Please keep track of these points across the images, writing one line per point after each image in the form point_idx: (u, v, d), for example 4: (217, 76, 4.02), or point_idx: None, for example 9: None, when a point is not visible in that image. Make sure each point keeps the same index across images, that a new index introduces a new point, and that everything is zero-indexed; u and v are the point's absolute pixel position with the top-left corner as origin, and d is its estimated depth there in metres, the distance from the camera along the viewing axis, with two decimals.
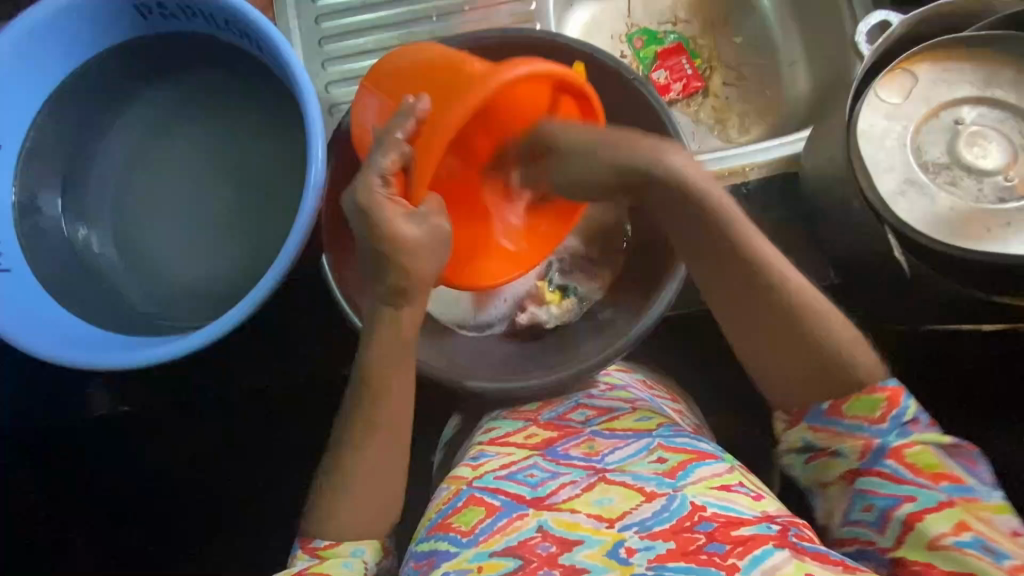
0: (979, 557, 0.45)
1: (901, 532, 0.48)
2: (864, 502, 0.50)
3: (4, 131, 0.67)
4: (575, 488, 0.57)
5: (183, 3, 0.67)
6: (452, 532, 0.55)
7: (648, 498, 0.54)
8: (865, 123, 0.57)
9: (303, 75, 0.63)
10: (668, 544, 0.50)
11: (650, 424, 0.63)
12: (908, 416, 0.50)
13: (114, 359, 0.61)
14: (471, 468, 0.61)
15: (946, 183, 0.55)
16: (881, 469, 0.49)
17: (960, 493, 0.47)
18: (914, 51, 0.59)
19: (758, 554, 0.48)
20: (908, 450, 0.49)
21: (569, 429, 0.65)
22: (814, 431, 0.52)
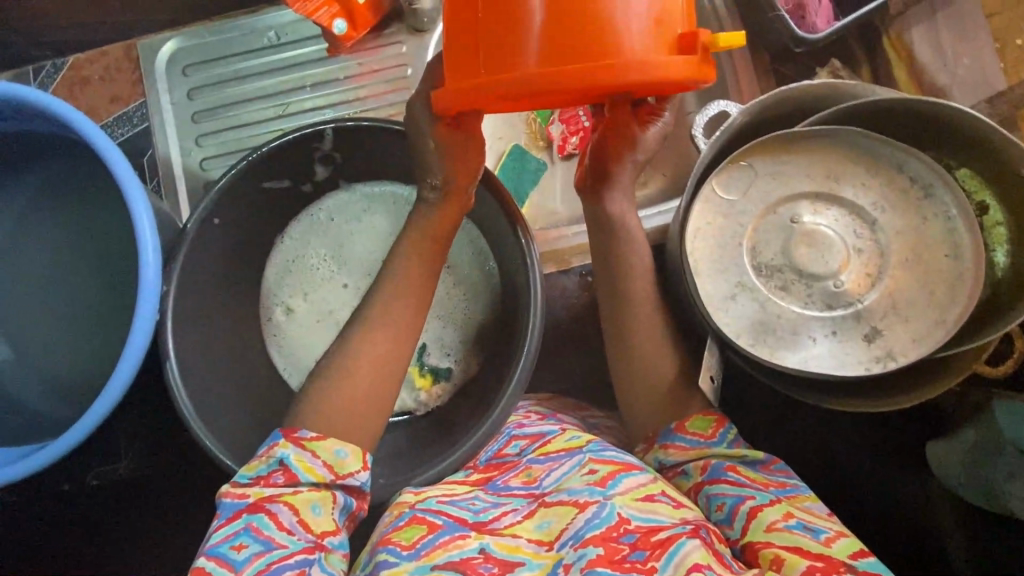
0: (805, 535, 0.48)
1: (746, 522, 0.50)
2: (716, 502, 0.52)
3: None
4: (514, 514, 0.52)
5: (8, 108, 0.61)
6: (393, 544, 0.49)
7: (581, 509, 0.50)
8: (700, 222, 0.56)
9: (135, 187, 0.59)
10: (598, 549, 0.46)
11: (580, 441, 0.59)
12: (734, 438, 0.57)
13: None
14: (412, 495, 0.57)
15: (776, 288, 0.54)
16: (726, 477, 0.53)
17: (784, 493, 0.52)
18: (754, 143, 0.56)
19: (673, 549, 0.46)
20: (739, 464, 0.55)
21: (507, 463, 0.61)
22: (666, 449, 0.57)
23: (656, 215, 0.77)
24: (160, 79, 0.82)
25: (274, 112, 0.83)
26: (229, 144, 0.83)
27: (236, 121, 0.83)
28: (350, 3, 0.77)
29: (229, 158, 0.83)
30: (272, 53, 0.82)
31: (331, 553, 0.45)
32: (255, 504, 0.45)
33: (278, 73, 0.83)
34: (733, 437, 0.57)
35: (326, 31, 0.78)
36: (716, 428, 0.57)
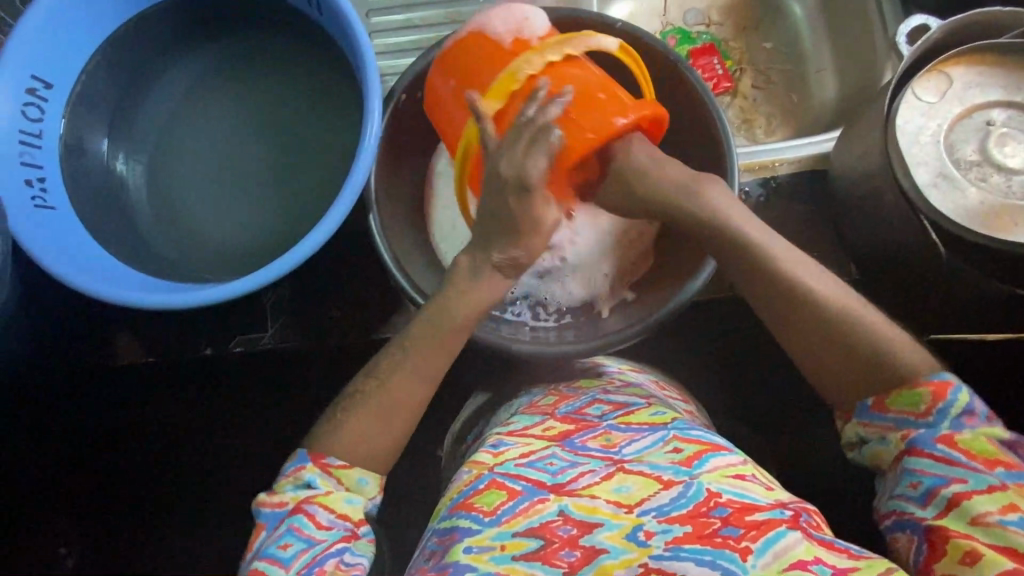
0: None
1: (941, 508, 0.43)
2: (910, 477, 0.46)
3: (57, 71, 0.67)
4: (593, 476, 0.54)
5: None
6: (474, 510, 0.52)
7: (665, 485, 0.51)
8: (902, 119, 0.61)
9: (368, 46, 0.66)
10: (685, 527, 0.48)
11: (665, 418, 0.60)
12: (957, 409, 0.46)
13: (130, 299, 0.61)
14: (491, 455, 0.58)
15: (977, 179, 0.59)
16: (932, 451, 0.45)
17: (1015, 479, 0.43)
18: (949, 54, 0.62)
19: (771, 536, 0.47)
20: (956, 437, 0.45)
21: (586, 422, 0.62)
22: (864, 427, 0.50)
23: (809, 145, 0.78)
24: None
25: (444, 17, 0.86)
26: (401, 43, 0.87)
27: (407, 23, 0.87)
28: None
29: (398, 57, 0.88)
30: None
31: (360, 541, 0.49)
32: (294, 506, 0.48)
33: None
34: (960, 411, 0.46)
35: None
36: (929, 400, 0.47)
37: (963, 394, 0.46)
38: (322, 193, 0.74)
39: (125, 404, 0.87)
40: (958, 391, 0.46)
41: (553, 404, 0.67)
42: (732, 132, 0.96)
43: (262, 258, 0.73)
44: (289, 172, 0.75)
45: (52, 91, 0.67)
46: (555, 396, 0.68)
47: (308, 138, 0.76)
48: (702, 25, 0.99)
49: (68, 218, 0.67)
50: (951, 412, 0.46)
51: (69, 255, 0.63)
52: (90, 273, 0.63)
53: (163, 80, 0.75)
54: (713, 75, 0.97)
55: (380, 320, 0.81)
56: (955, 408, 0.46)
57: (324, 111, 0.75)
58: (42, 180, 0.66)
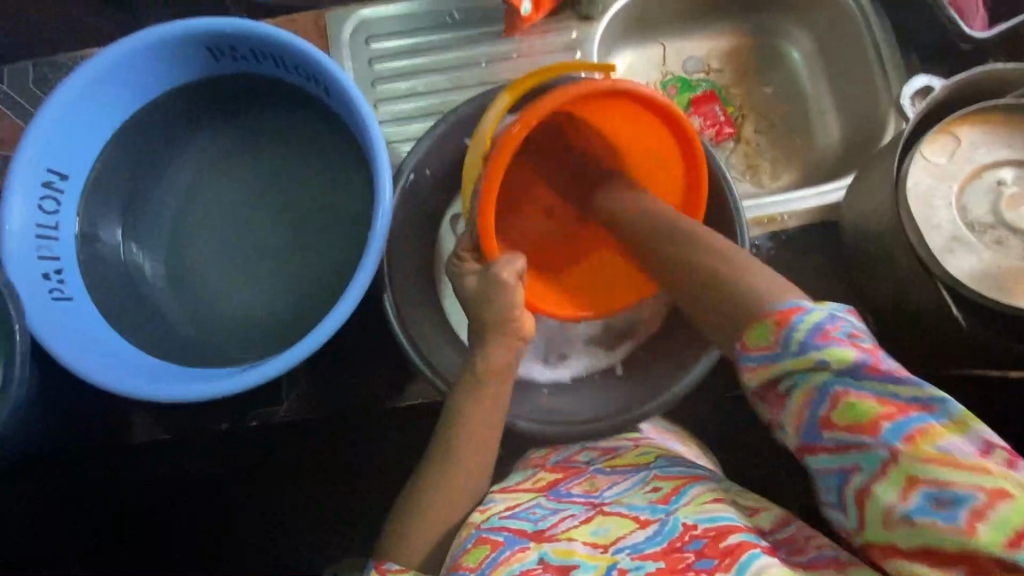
0: (935, 523, 0.38)
1: (858, 512, 0.42)
2: (821, 483, 0.45)
3: (71, 164, 0.69)
4: (572, 520, 0.55)
5: (255, 48, 0.69)
6: (462, 569, 0.53)
7: (642, 525, 0.53)
8: (912, 181, 0.60)
9: (376, 129, 0.67)
10: (658, 563, 0.48)
11: (648, 457, 0.62)
12: (806, 331, 0.43)
13: (146, 392, 0.62)
14: (479, 512, 0.59)
15: (992, 242, 0.58)
16: (819, 445, 0.43)
17: (901, 435, 0.40)
18: (956, 115, 0.62)
19: (744, 560, 0.45)
20: (832, 416, 0.42)
21: (573, 468, 0.64)
22: (750, 373, 0.46)
23: (817, 196, 0.78)
24: (345, 45, 0.88)
25: (446, 82, 0.89)
26: (405, 110, 0.89)
27: (410, 90, 0.89)
28: None
29: (403, 123, 0.89)
30: (447, 34, 0.89)
31: None
32: None
33: (452, 48, 0.89)
34: (806, 333, 0.43)
35: (511, 7, 0.84)
36: (776, 330, 0.44)
37: (810, 316, 0.43)
38: (336, 269, 0.75)
39: (146, 482, 0.87)
40: (805, 314, 0.43)
41: (545, 454, 0.69)
42: (738, 178, 0.96)
43: (276, 335, 0.74)
44: (301, 248, 0.76)
45: (67, 182, 0.69)
46: (547, 448, 0.70)
47: (320, 214, 0.77)
48: (701, 73, 0.99)
49: (86, 307, 0.68)
50: (800, 336, 0.43)
51: (86, 346, 0.64)
52: (107, 365, 0.64)
53: (175, 161, 0.77)
54: (715, 122, 0.97)
55: (396, 387, 0.81)
56: (798, 334, 0.43)
57: (336, 187, 0.77)
58: (59, 271, 0.68)
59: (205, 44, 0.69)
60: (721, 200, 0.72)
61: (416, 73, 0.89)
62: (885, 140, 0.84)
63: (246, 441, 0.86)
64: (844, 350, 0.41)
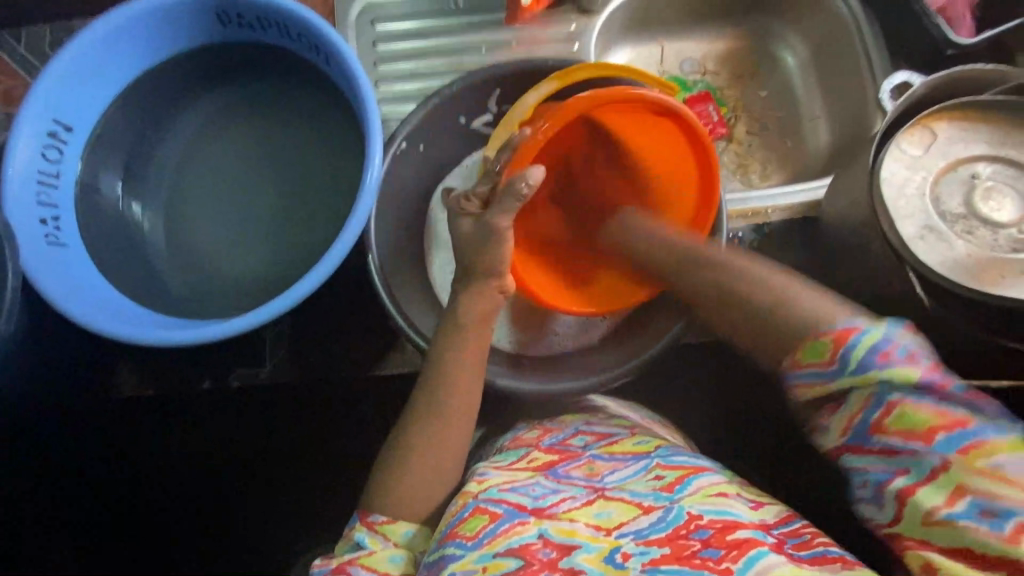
0: (976, 528, 0.41)
1: (896, 508, 0.45)
2: (859, 478, 0.46)
3: (77, 114, 0.71)
4: (573, 501, 0.57)
5: (261, 15, 0.71)
6: (458, 537, 0.53)
7: (645, 511, 0.55)
8: (887, 170, 0.62)
9: (370, 98, 0.69)
10: (664, 549, 0.50)
11: (649, 446, 0.64)
12: (864, 351, 0.44)
13: (128, 335, 0.63)
14: (476, 483, 0.60)
15: (963, 232, 0.59)
16: (868, 445, 0.45)
17: (955, 447, 0.42)
18: (933, 110, 0.64)
19: (751, 556, 0.48)
20: (884, 421, 0.44)
21: (570, 452, 0.65)
22: (797, 388, 0.49)
23: (800, 192, 0.80)
24: (351, 25, 0.91)
25: (446, 65, 0.92)
26: (405, 90, 0.91)
27: (412, 71, 0.92)
28: None
29: (404, 104, 0.92)
30: (449, 19, 0.92)
31: None
32: (338, 568, 0.55)
33: (454, 33, 0.92)
34: (865, 353, 0.44)
35: None
36: (833, 348, 0.46)
37: (870, 333, 0.45)
38: (326, 235, 0.77)
39: (129, 441, 0.88)
40: (862, 333, 0.45)
41: (537, 436, 0.70)
42: (728, 176, 0.98)
43: (262, 295, 0.75)
44: (293, 213, 0.78)
45: (72, 134, 0.71)
46: (538, 429, 0.70)
47: (314, 181, 0.79)
48: (697, 73, 1.02)
49: (79, 254, 0.70)
50: (859, 356, 0.45)
51: (75, 290, 0.66)
52: (95, 309, 0.65)
53: (178, 123, 0.79)
54: (708, 122, 0.99)
55: (378, 356, 0.83)
56: (859, 354, 0.45)
57: (331, 156, 0.79)
58: (56, 218, 0.69)
59: (213, 10, 0.72)
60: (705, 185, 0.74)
61: (418, 56, 0.92)
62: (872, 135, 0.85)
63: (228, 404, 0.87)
64: (909, 367, 0.43)
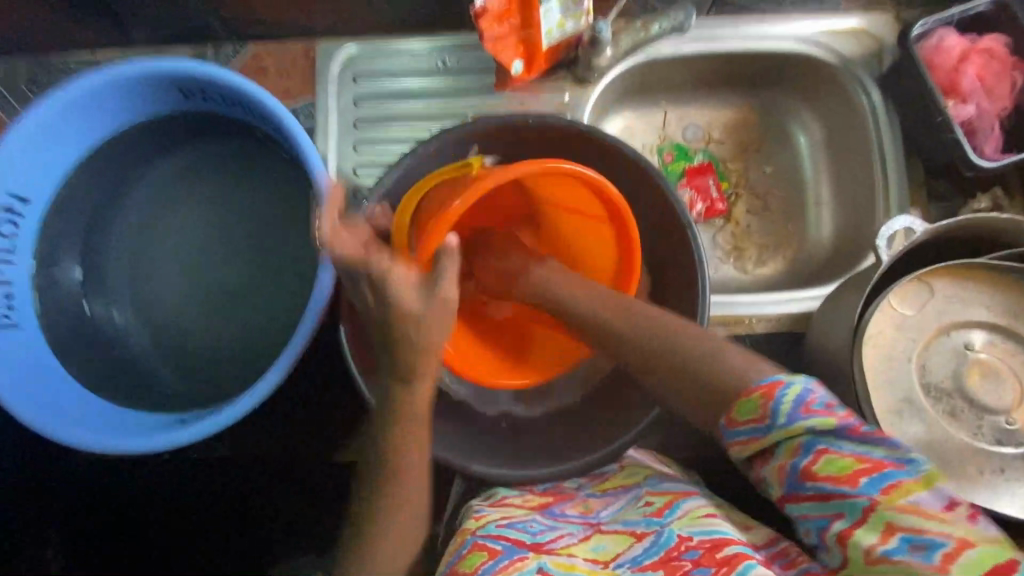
0: (911, 563, 0.41)
1: (841, 551, 0.44)
2: (802, 526, 0.46)
3: (35, 189, 0.69)
4: (571, 537, 0.61)
5: (226, 94, 0.67)
6: (461, 575, 0.56)
7: (638, 537, 0.59)
8: (875, 328, 0.57)
9: (327, 191, 0.64)
10: (658, 571, 0.54)
11: (637, 477, 0.68)
12: (790, 404, 0.44)
13: (72, 437, 0.62)
14: (474, 520, 0.63)
15: (946, 413, 0.55)
16: (803, 493, 0.45)
17: (879, 486, 0.42)
18: (935, 265, 0.58)
19: (743, 570, 0.50)
20: (817, 470, 0.44)
21: (564, 494, 0.68)
22: (730, 445, 0.47)
23: (788, 303, 0.76)
24: (332, 81, 0.86)
25: (428, 130, 0.87)
26: (384, 155, 0.86)
27: (393, 134, 0.87)
28: (534, 47, 0.79)
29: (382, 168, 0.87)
30: (435, 81, 0.86)
31: None
32: None
33: (439, 95, 0.86)
34: (788, 407, 0.44)
35: (502, 65, 0.81)
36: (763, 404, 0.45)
37: (793, 387, 0.44)
38: (291, 320, 0.75)
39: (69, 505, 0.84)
40: (786, 387, 0.45)
41: None
42: (721, 260, 0.92)
43: (222, 380, 0.75)
44: (255, 293, 0.76)
45: (28, 206, 0.69)
46: None
47: (279, 262, 0.76)
48: (701, 143, 0.94)
49: (33, 336, 0.69)
50: (784, 410, 0.44)
51: (23, 379, 0.65)
52: (40, 402, 0.64)
53: (142, 192, 0.77)
54: (706, 198, 0.92)
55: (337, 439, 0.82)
56: (784, 407, 0.44)
57: (298, 238, 0.76)
58: (10, 296, 0.68)
59: (177, 85, 0.67)
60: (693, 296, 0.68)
61: (399, 117, 0.87)
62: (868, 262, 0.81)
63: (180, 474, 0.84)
64: (828, 416, 0.43)
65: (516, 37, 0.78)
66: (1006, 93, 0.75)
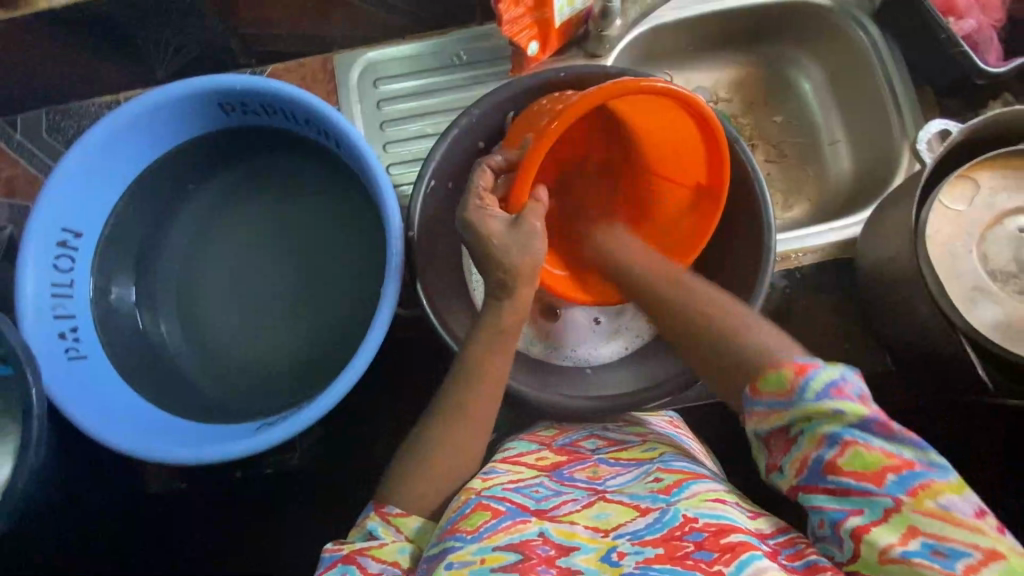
0: (929, 567, 0.40)
1: (853, 547, 0.43)
2: (817, 519, 0.45)
3: (87, 220, 0.69)
4: (574, 504, 0.54)
5: (266, 103, 0.69)
6: (458, 530, 0.49)
7: (642, 512, 0.51)
8: (932, 227, 0.60)
9: (383, 178, 0.66)
10: (657, 549, 0.46)
11: (653, 452, 0.60)
12: (827, 382, 0.44)
13: (161, 453, 0.62)
14: (480, 480, 0.56)
15: (1014, 292, 0.58)
16: (822, 486, 0.44)
17: (904, 488, 0.42)
18: (977, 160, 0.61)
19: (743, 558, 0.44)
20: (839, 461, 0.43)
21: (579, 454, 0.63)
22: (753, 418, 0.48)
23: (827, 232, 0.77)
24: (353, 89, 0.89)
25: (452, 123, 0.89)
26: (413, 152, 0.88)
27: (418, 132, 0.89)
28: (547, 26, 0.81)
29: (412, 166, 0.89)
30: (452, 76, 0.89)
31: None
32: (347, 556, 0.50)
33: (458, 89, 0.89)
34: (820, 388, 0.44)
35: (518, 49, 0.84)
36: (793, 379, 0.45)
37: (827, 367, 0.45)
38: (354, 318, 0.76)
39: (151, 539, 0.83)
40: (821, 366, 0.45)
41: (552, 434, 0.68)
42: None
43: (292, 386, 0.75)
44: (312, 297, 0.77)
45: (81, 239, 0.69)
46: (555, 428, 0.69)
47: (331, 263, 0.77)
48: (711, 102, 0.97)
49: (101, 365, 0.68)
50: (815, 389, 0.45)
51: (101, 408, 0.64)
52: (122, 426, 0.64)
53: (186, 214, 0.77)
54: None
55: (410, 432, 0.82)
56: (817, 385, 0.44)
57: (346, 236, 0.77)
58: (74, 329, 0.68)
59: (217, 101, 0.69)
60: (755, 232, 0.69)
61: (422, 115, 0.89)
62: (895, 187, 0.83)
63: (253, 494, 0.84)
64: (857, 405, 0.43)
65: (530, 18, 0.80)
66: (997, 6, 0.80)
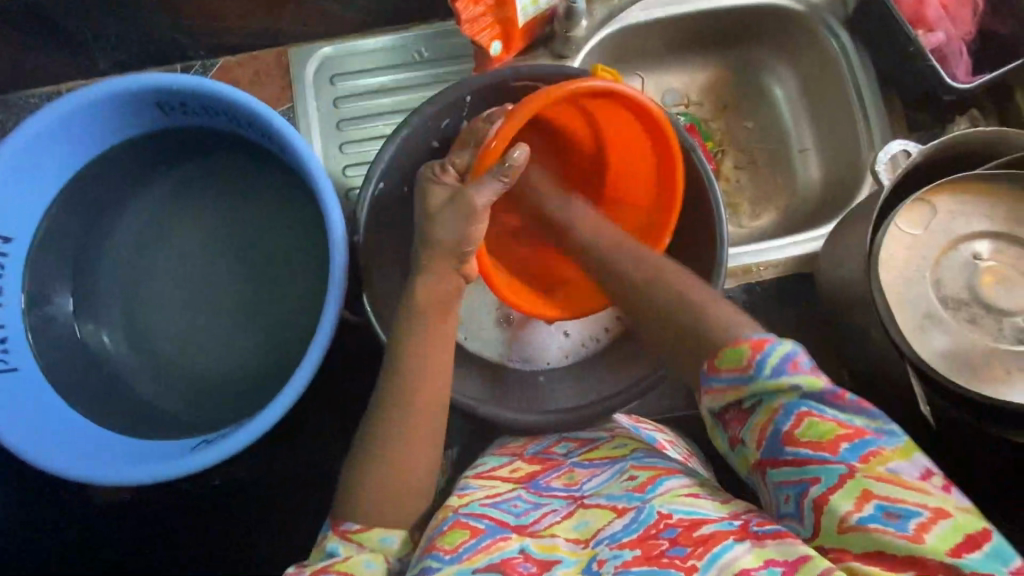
0: (885, 530, 0.38)
1: (813, 518, 0.41)
2: (781, 493, 0.43)
3: (16, 224, 0.66)
4: (555, 515, 0.52)
5: (206, 104, 0.66)
6: (436, 549, 0.47)
7: (619, 513, 0.49)
8: (887, 251, 0.59)
9: (326, 185, 0.62)
10: (634, 551, 0.45)
11: (625, 449, 0.58)
12: (778, 358, 0.42)
13: (86, 472, 0.59)
14: (456, 497, 0.54)
15: (965, 321, 0.57)
16: (781, 458, 0.42)
17: (859, 453, 0.40)
18: (934, 184, 0.60)
19: (717, 550, 0.43)
20: (796, 432, 0.41)
21: (551, 461, 0.60)
22: (709, 395, 0.45)
23: (792, 245, 0.76)
24: (308, 84, 0.85)
25: None
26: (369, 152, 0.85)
27: (376, 132, 0.85)
28: (510, 26, 0.78)
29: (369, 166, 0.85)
30: (411, 74, 0.86)
31: None
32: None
33: (419, 88, 0.86)
34: (774, 367, 0.42)
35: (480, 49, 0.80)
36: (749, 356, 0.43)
37: (781, 343, 0.42)
38: (301, 326, 0.74)
39: (93, 546, 0.81)
40: (774, 345, 0.42)
41: (523, 444, 0.65)
42: None
43: (235, 399, 0.72)
44: (260, 306, 0.74)
45: (11, 245, 0.66)
46: (524, 437, 0.67)
47: (278, 269, 0.74)
48: (681, 106, 0.95)
49: (32, 377, 0.66)
50: (770, 365, 0.42)
51: (29, 422, 0.62)
52: (49, 442, 0.61)
53: (128, 218, 0.74)
54: None
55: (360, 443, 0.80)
56: (771, 365, 0.42)
57: (294, 242, 0.74)
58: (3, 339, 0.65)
59: (154, 101, 0.65)
60: (710, 242, 0.68)
61: (381, 114, 0.86)
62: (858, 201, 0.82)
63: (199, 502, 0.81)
64: (813, 377, 0.41)
65: (492, 17, 0.77)
66: (968, 19, 0.79)
